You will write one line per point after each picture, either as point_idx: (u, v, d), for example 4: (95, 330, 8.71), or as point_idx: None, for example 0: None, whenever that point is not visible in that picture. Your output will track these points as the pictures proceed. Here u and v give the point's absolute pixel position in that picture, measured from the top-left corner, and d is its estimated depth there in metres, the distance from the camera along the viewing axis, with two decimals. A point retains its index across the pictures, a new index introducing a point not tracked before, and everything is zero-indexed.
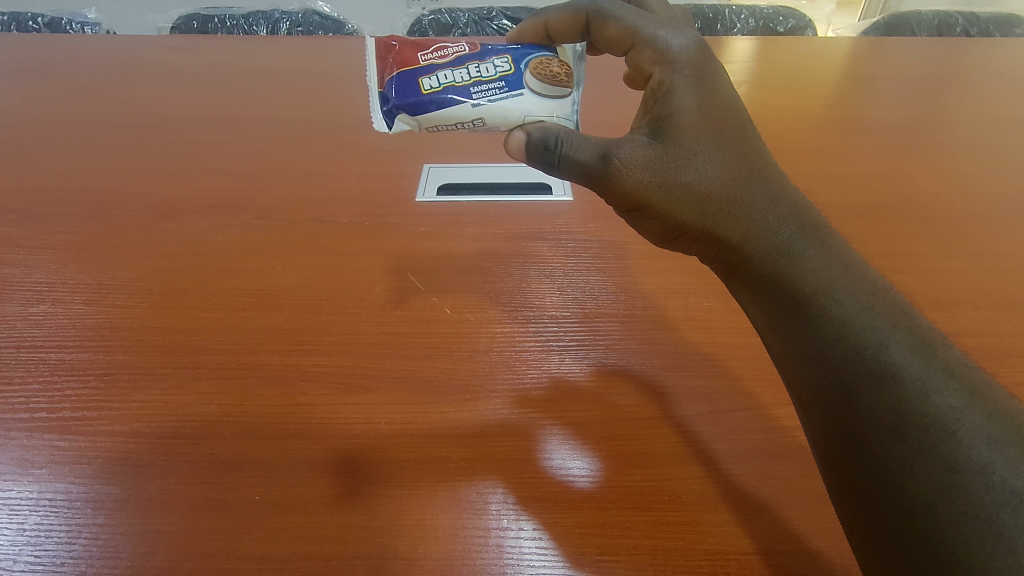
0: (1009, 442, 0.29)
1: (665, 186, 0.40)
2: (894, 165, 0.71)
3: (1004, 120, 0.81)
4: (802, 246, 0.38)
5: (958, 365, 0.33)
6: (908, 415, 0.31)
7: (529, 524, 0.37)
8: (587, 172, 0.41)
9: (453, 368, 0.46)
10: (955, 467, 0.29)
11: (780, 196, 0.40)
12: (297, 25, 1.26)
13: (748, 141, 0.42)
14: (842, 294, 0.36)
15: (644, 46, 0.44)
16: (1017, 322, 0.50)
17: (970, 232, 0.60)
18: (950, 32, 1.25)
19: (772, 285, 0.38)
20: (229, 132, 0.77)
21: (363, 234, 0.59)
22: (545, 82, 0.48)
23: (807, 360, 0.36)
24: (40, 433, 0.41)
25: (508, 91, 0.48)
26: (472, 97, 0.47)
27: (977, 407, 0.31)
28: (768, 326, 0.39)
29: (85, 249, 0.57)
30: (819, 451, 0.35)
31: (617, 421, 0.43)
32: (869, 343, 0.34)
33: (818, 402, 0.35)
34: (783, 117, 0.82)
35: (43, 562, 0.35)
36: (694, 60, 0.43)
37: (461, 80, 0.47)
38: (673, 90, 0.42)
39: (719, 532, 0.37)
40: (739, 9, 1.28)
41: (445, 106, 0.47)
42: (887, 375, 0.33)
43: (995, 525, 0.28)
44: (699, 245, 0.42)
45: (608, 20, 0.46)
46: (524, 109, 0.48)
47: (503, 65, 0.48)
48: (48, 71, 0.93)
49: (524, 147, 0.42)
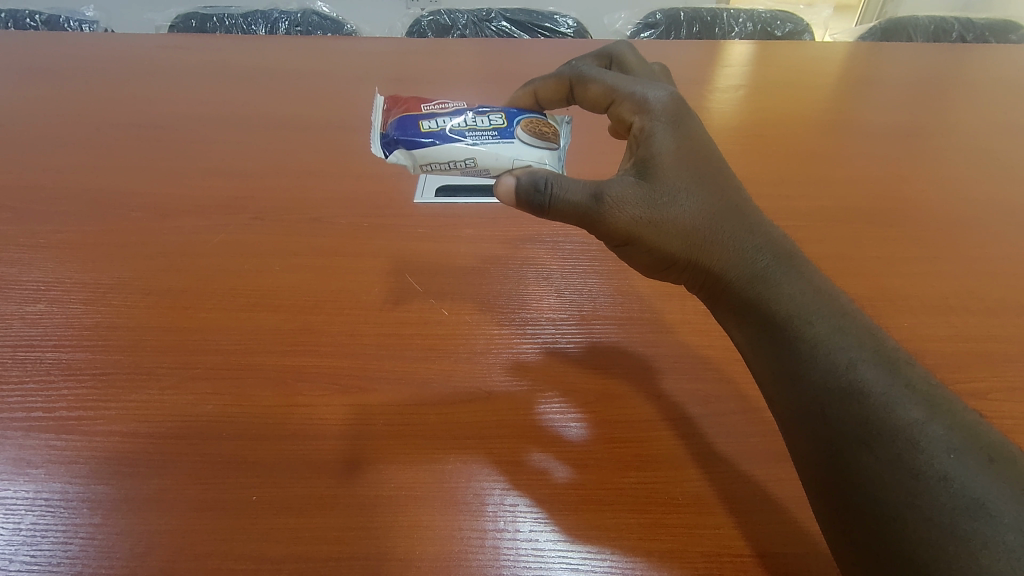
0: (968, 451, 0.30)
1: (654, 222, 0.40)
2: (889, 170, 0.71)
3: (999, 126, 0.81)
4: (777, 272, 0.39)
5: (922, 381, 0.33)
6: (877, 428, 0.32)
7: (526, 524, 0.37)
8: (580, 212, 0.40)
9: (450, 369, 0.46)
10: (920, 476, 0.30)
11: (756, 225, 0.41)
12: (296, 25, 1.26)
13: (723, 173, 0.43)
14: (813, 317, 0.37)
15: (624, 100, 0.46)
16: (1009, 328, 0.50)
17: (965, 237, 0.61)
18: (946, 37, 1.26)
19: (751, 310, 0.39)
20: (226, 132, 0.77)
21: (361, 235, 0.59)
22: (532, 136, 0.49)
23: (784, 380, 0.36)
24: (37, 432, 0.41)
25: (500, 138, 0.48)
26: (466, 138, 0.47)
27: (939, 419, 0.31)
28: (750, 349, 0.39)
29: (82, 249, 0.57)
30: (800, 466, 0.35)
31: (612, 423, 0.43)
32: (838, 363, 0.34)
33: (796, 417, 0.35)
34: (780, 121, 0.82)
35: (39, 561, 0.35)
36: (669, 106, 0.44)
37: (456, 124, 0.47)
38: (653, 132, 0.43)
39: (714, 534, 0.37)
40: (737, 14, 1.30)
41: (439, 143, 0.47)
42: (856, 392, 0.33)
43: (956, 529, 0.28)
44: (687, 276, 0.42)
45: (589, 81, 0.48)
46: (513, 155, 0.47)
47: (496, 117, 0.49)
48: (46, 70, 0.93)
49: (514, 193, 0.41)
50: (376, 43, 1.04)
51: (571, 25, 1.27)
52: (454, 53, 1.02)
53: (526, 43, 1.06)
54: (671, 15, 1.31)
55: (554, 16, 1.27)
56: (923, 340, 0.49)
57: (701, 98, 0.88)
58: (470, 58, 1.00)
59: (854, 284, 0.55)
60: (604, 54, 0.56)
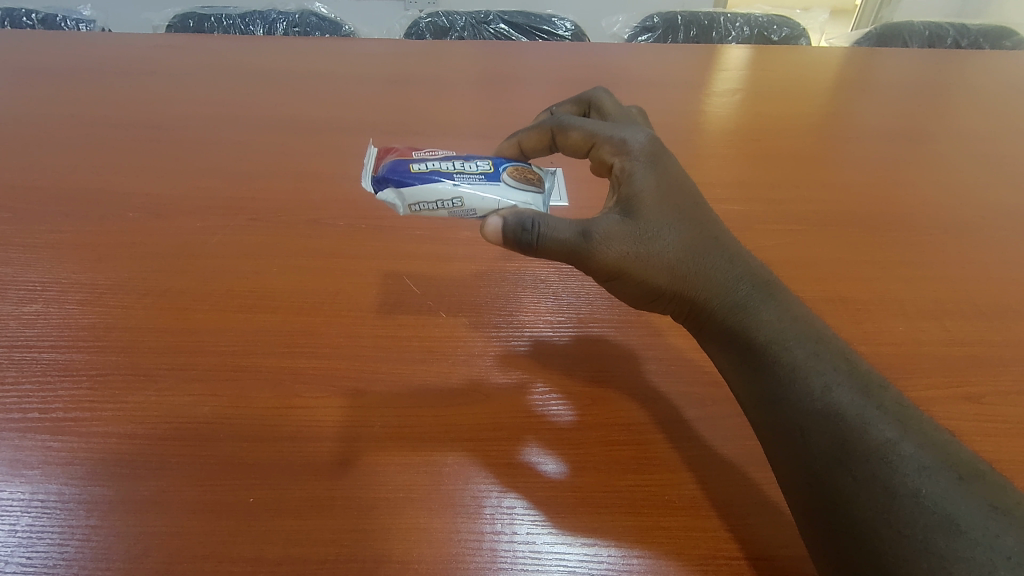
0: (939, 468, 0.31)
1: (640, 256, 0.40)
2: (884, 176, 0.72)
3: (993, 133, 0.82)
4: (757, 300, 0.39)
5: (894, 403, 0.34)
6: (852, 448, 0.32)
7: (523, 528, 0.37)
8: (569, 250, 0.39)
9: (447, 372, 0.46)
10: (894, 493, 0.30)
11: (735, 255, 0.41)
12: (293, 26, 1.26)
13: (701, 205, 0.43)
14: (790, 343, 0.37)
15: (604, 142, 0.44)
16: (1002, 332, 0.51)
17: (959, 242, 0.61)
18: (941, 43, 1.27)
19: (734, 340, 0.39)
20: (223, 133, 0.77)
21: (359, 237, 0.59)
22: (518, 180, 0.47)
23: (766, 405, 0.37)
24: (33, 434, 0.41)
25: (487, 180, 0.46)
26: (453, 178, 0.45)
27: (911, 437, 0.32)
28: (733, 378, 0.40)
29: (78, 249, 0.56)
30: (783, 486, 0.36)
31: (610, 427, 0.43)
32: (815, 387, 0.35)
33: (777, 438, 0.36)
34: (776, 126, 0.82)
35: (35, 563, 0.35)
36: (648, 146, 0.44)
37: (444, 167, 0.45)
38: (634, 173, 0.42)
39: (711, 537, 0.37)
40: (733, 18, 1.31)
41: (428, 181, 0.44)
42: (832, 414, 0.34)
43: (930, 545, 0.29)
44: (673, 307, 0.42)
45: (571, 128, 0.46)
46: (500, 196, 0.45)
47: (483, 163, 0.47)
48: (43, 69, 0.93)
49: (502, 232, 0.40)
50: (374, 45, 1.04)
51: (569, 28, 1.27)
52: (453, 55, 1.02)
53: (524, 45, 1.06)
54: (668, 18, 1.31)
55: (552, 19, 1.28)
56: (918, 344, 0.50)
57: (699, 102, 0.89)
58: (468, 60, 1.00)
59: (850, 287, 0.55)
60: (583, 100, 0.55)
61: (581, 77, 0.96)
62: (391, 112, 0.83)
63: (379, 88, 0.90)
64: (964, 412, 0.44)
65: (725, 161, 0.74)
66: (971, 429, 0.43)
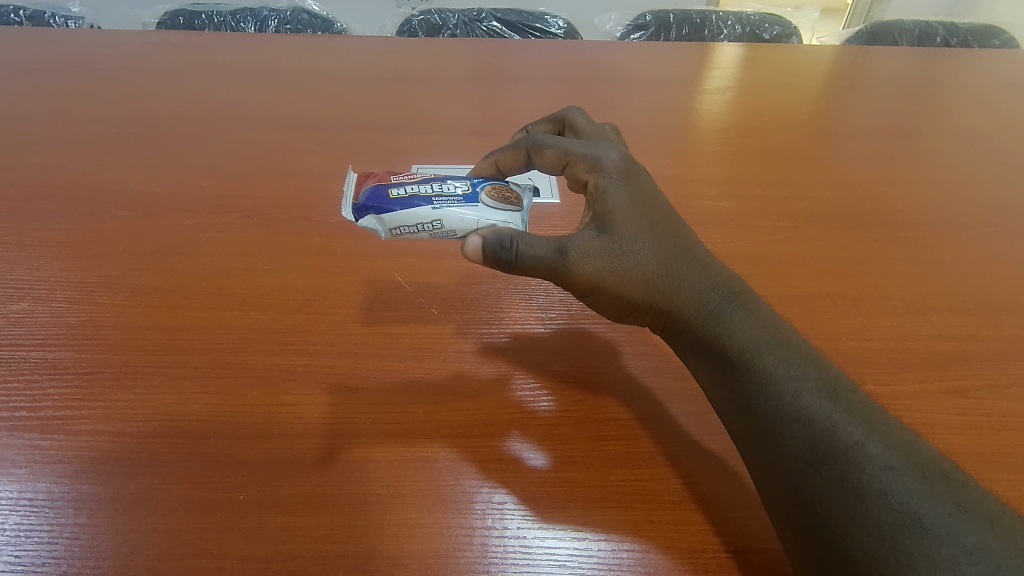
0: (905, 468, 0.31)
1: (616, 270, 0.40)
2: (872, 173, 0.72)
3: (980, 131, 0.83)
4: (730, 309, 0.39)
5: (862, 405, 0.34)
6: (822, 451, 0.33)
7: (514, 523, 0.37)
8: (546, 267, 0.39)
9: (439, 368, 0.46)
10: (861, 494, 0.31)
11: (708, 265, 0.41)
12: (285, 23, 1.25)
13: (674, 218, 0.43)
14: (762, 349, 0.37)
15: (578, 160, 0.44)
16: (986, 326, 0.52)
17: (945, 239, 0.62)
18: (931, 41, 1.28)
19: (709, 350, 0.39)
20: (214, 131, 0.76)
21: (351, 233, 0.59)
22: (496, 200, 0.46)
23: (740, 411, 0.37)
24: (21, 432, 0.41)
25: (465, 201, 0.45)
26: (432, 201, 0.44)
27: (877, 438, 0.32)
28: (711, 389, 0.40)
29: (67, 248, 0.56)
30: (759, 488, 0.36)
31: (600, 422, 0.43)
32: (786, 392, 0.35)
33: (751, 442, 0.36)
34: (767, 125, 0.83)
35: (22, 562, 0.35)
36: (621, 162, 0.44)
37: (423, 190, 0.45)
38: (608, 190, 0.42)
39: (699, 530, 0.37)
40: (726, 16, 1.31)
41: (407, 206, 0.44)
42: (802, 418, 0.34)
43: (897, 544, 0.29)
44: (650, 319, 0.42)
45: (545, 147, 0.46)
46: (478, 216, 0.44)
47: (461, 184, 0.46)
48: (31, 67, 0.92)
49: (482, 252, 0.39)
50: (366, 42, 1.04)
51: (562, 25, 1.27)
52: (447, 52, 1.02)
53: (517, 42, 1.06)
54: (661, 16, 1.31)
55: (546, 17, 1.27)
56: (905, 339, 0.50)
57: (691, 100, 0.89)
58: (461, 58, 1.00)
59: (839, 283, 0.56)
60: (556, 119, 0.55)
61: (574, 75, 0.96)
62: (383, 109, 0.83)
63: (371, 86, 0.90)
64: (950, 405, 0.45)
65: (716, 159, 0.74)
66: (957, 422, 0.44)
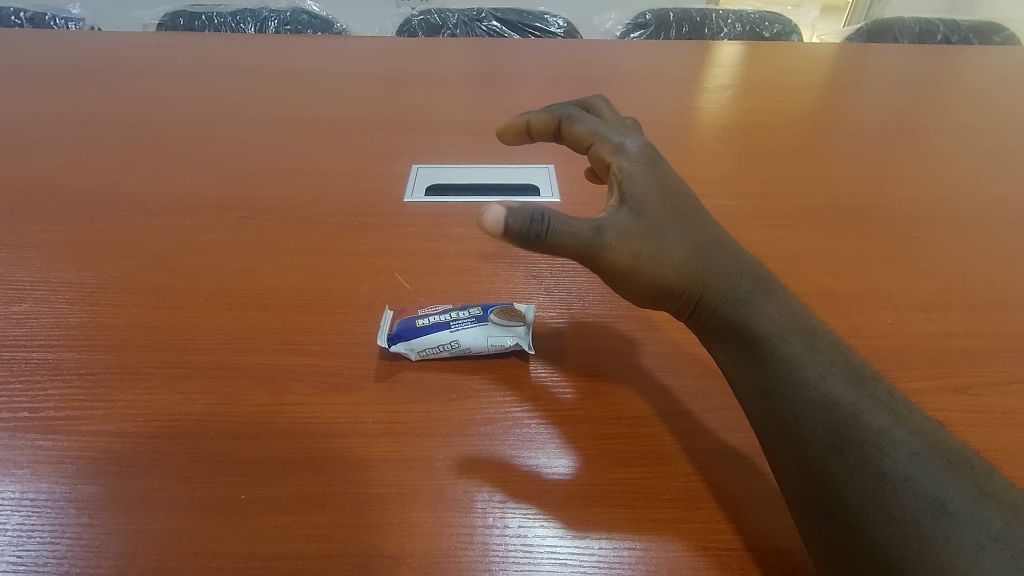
0: (929, 454, 0.31)
1: (650, 254, 0.38)
2: (874, 171, 0.72)
3: (982, 128, 0.82)
4: (758, 295, 0.40)
5: (887, 393, 0.35)
6: (846, 435, 0.33)
7: (516, 520, 0.37)
8: (580, 248, 0.37)
9: (439, 368, 0.46)
10: (885, 478, 0.31)
11: (734, 254, 0.42)
12: (286, 24, 1.25)
13: (698, 206, 0.43)
14: (789, 336, 0.38)
15: (603, 142, 0.45)
16: (988, 324, 0.51)
17: (946, 236, 0.62)
18: (932, 39, 1.28)
19: (735, 334, 0.39)
20: (214, 132, 0.76)
21: (351, 235, 0.59)
22: (502, 316, 0.48)
23: (763, 395, 0.37)
24: (23, 433, 0.41)
25: (476, 322, 0.47)
26: (449, 325, 0.46)
27: (902, 425, 0.32)
28: (735, 373, 0.39)
29: (67, 249, 0.56)
30: (777, 475, 0.36)
31: (601, 421, 0.43)
32: (811, 375, 0.35)
33: (771, 427, 0.36)
34: (768, 123, 0.82)
35: (24, 562, 0.35)
36: (645, 150, 0.44)
37: (440, 314, 0.47)
38: (635, 172, 0.42)
39: (702, 528, 0.37)
40: (726, 14, 1.31)
41: (428, 332, 0.46)
42: (827, 403, 0.34)
43: (919, 527, 0.29)
44: (677, 304, 0.41)
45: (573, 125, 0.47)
46: (488, 337, 0.46)
47: (473, 306, 0.49)
48: (33, 68, 0.92)
49: (505, 228, 0.35)
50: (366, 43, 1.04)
51: (562, 25, 1.27)
52: (448, 52, 1.02)
53: (517, 42, 1.06)
54: (661, 14, 1.31)
55: (546, 16, 1.27)
56: (906, 337, 0.50)
57: (692, 98, 0.89)
58: (461, 58, 1.00)
59: (840, 282, 0.56)
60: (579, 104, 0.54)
61: (574, 74, 0.95)
62: (382, 110, 0.83)
63: (371, 86, 0.90)
64: (951, 403, 0.45)
65: (717, 157, 0.74)
66: (959, 419, 0.43)
